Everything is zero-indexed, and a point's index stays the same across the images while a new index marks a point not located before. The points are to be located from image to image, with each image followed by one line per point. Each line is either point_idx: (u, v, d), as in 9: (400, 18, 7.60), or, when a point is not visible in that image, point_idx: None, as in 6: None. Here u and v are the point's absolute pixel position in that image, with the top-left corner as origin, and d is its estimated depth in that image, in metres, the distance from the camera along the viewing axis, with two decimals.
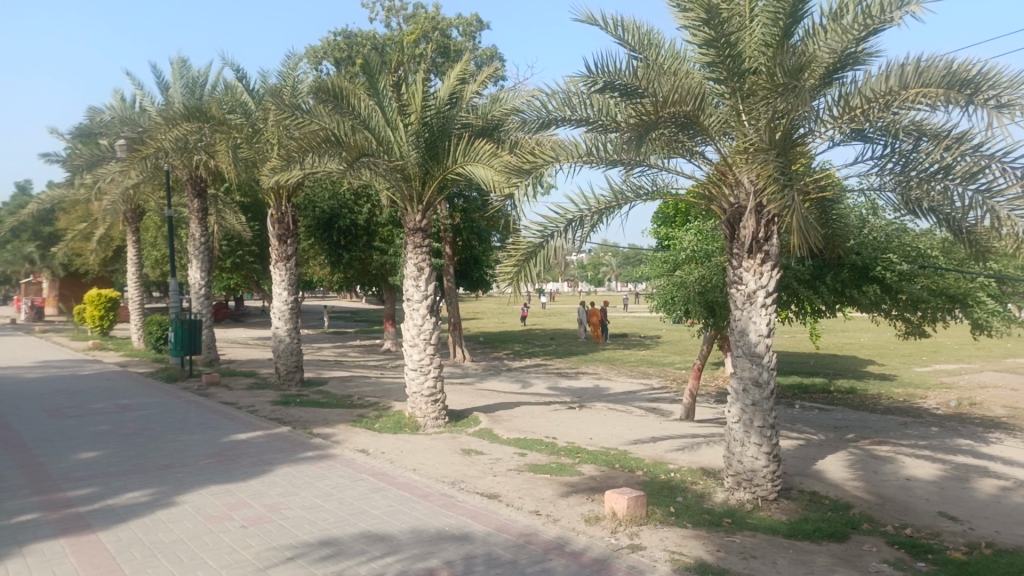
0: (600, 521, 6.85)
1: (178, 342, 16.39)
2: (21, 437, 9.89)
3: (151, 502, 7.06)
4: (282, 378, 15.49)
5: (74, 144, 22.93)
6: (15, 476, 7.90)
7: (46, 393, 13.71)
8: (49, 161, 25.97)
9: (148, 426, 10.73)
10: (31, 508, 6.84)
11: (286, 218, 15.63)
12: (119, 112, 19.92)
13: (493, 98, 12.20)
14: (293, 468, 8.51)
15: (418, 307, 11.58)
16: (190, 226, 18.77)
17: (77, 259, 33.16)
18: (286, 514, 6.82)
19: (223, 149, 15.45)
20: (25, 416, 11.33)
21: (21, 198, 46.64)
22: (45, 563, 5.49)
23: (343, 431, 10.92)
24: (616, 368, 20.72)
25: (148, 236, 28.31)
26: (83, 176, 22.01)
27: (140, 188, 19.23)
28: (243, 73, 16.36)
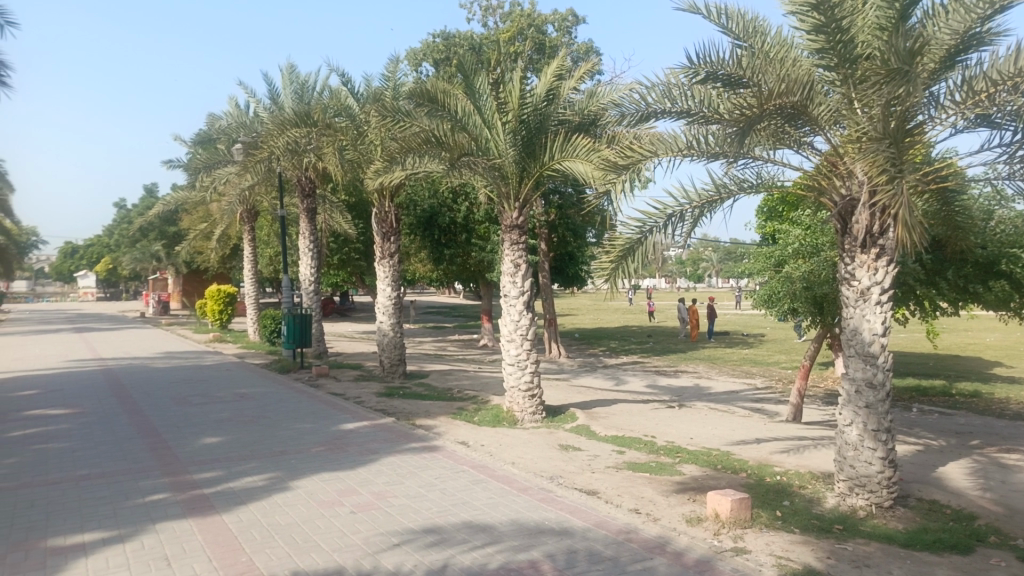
0: (702, 522, 6.73)
1: (290, 335, 17.22)
2: (152, 422, 10.68)
3: (267, 486, 7.48)
4: (386, 370, 16.02)
5: (195, 149, 24.42)
6: (148, 458, 8.54)
7: (173, 382, 14.72)
8: (172, 166, 27.80)
9: (263, 414, 11.35)
10: (162, 488, 7.39)
11: (389, 216, 16.16)
12: (234, 118, 21.08)
13: (590, 93, 12.14)
14: (398, 458, 8.80)
15: (515, 303, 11.69)
16: (300, 225, 19.67)
17: (198, 257, 35.35)
18: (392, 502, 7.06)
19: (328, 153, 16.12)
20: (154, 403, 12.21)
21: (148, 201, 50.24)
22: (175, 541, 5.92)
23: (444, 423, 11.19)
24: (717, 366, 20.20)
25: (262, 234, 29.89)
26: (203, 179, 23.48)
27: (254, 190, 20.29)
28: (347, 78, 16.97)
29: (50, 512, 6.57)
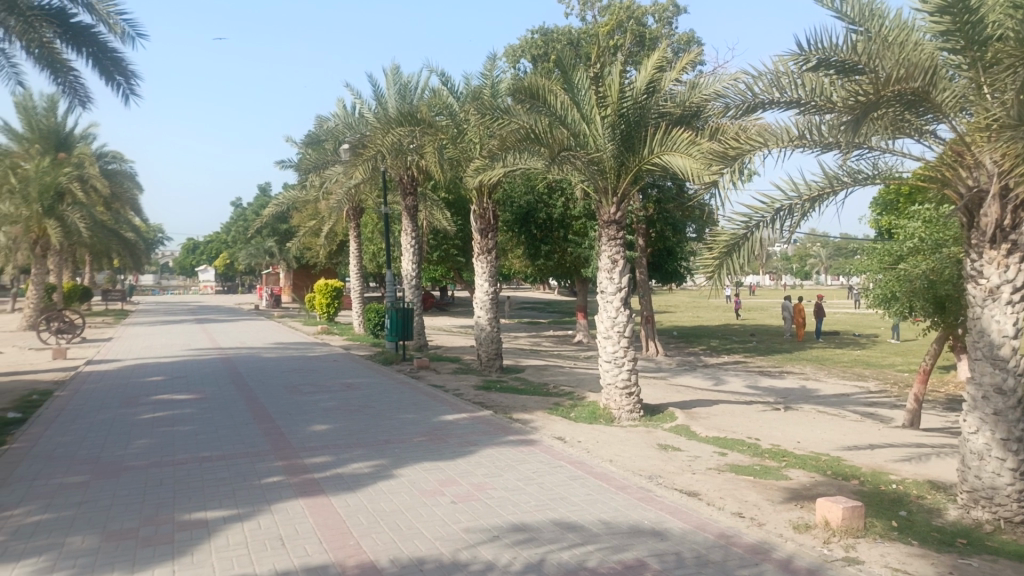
0: (811, 529, 6.46)
1: (392, 328, 17.74)
2: (266, 409, 11.27)
3: (373, 473, 7.75)
4: (483, 364, 16.24)
5: (305, 149, 25.55)
6: (263, 443, 9.02)
7: (284, 371, 15.47)
8: (284, 167, 29.20)
9: (368, 404, 11.76)
10: (276, 471, 7.78)
11: (486, 213, 16.35)
12: (342, 120, 21.90)
13: (692, 85, 11.85)
14: (496, 450, 8.90)
15: (612, 300, 11.58)
16: (402, 222, 20.22)
17: (307, 253, 36.98)
18: (491, 494, 7.16)
19: (429, 151, 16.48)
20: (268, 391, 12.88)
21: (261, 200, 52.97)
22: (289, 522, 6.23)
23: (541, 418, 11.24)
24: (826, 368, 19.33)
25: (366, 230, 30.95)
26: (312, 178, 24.53)
27: (360, 188, 21.00)
28: (448, 77, 17.30)
29: (177, 490, 7.04)
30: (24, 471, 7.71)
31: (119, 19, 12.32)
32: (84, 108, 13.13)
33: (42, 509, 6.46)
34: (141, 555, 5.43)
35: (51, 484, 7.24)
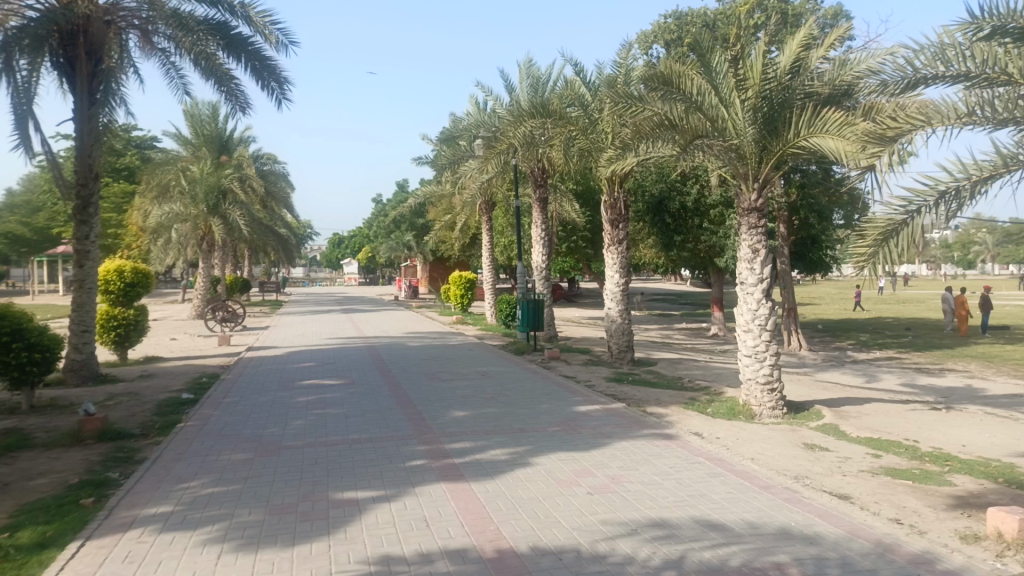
0: (980, 541, 5.92)
1: (524, 319, 17.95)
2: (408, 395, 11.76)
3: (510, 461, 7.89)
4: (615, 356, 16.06)
5: (440, 146, 26.32)
6: (406, 427, 9.41)
7: (423, 360, 16.06)
8: (420, 163, 30.28)
9: (503, 393, 11.98)
10: (419, 455, 8.10)
11: (618, 203, 16.14)
12: (475, 116, 22.37)
13: (840, 63, 11.18)
14: (632, 443, 8.79)
15: (753, 292, 11.12)
16: (533, 214, 20.35)
17: (442, 246, 38.16)
18: (628, 487, 7.09)
19: (560, 142, 16.51)
20: (409, 378, 13.43)
21: (400, 195, 55.21)
22: (432, 504, 6.47)
23: (676, 412, 10.99)
24: (995, 366, 17.62)
25: (498, 223, 31.50)
26: (447, 173, 25.26)
27: (492, 182, 21.33)
28: (580, 67, 17.20)
29: (330, 470, 7.49)
30: (198, 447, 8.47)
31: (273, 28, 13.21)
32: (242, 113, 14.16)
33: (214, 482, 7.08)
34: (300, 530, 5.82)
35: (221, 459, 7.92)
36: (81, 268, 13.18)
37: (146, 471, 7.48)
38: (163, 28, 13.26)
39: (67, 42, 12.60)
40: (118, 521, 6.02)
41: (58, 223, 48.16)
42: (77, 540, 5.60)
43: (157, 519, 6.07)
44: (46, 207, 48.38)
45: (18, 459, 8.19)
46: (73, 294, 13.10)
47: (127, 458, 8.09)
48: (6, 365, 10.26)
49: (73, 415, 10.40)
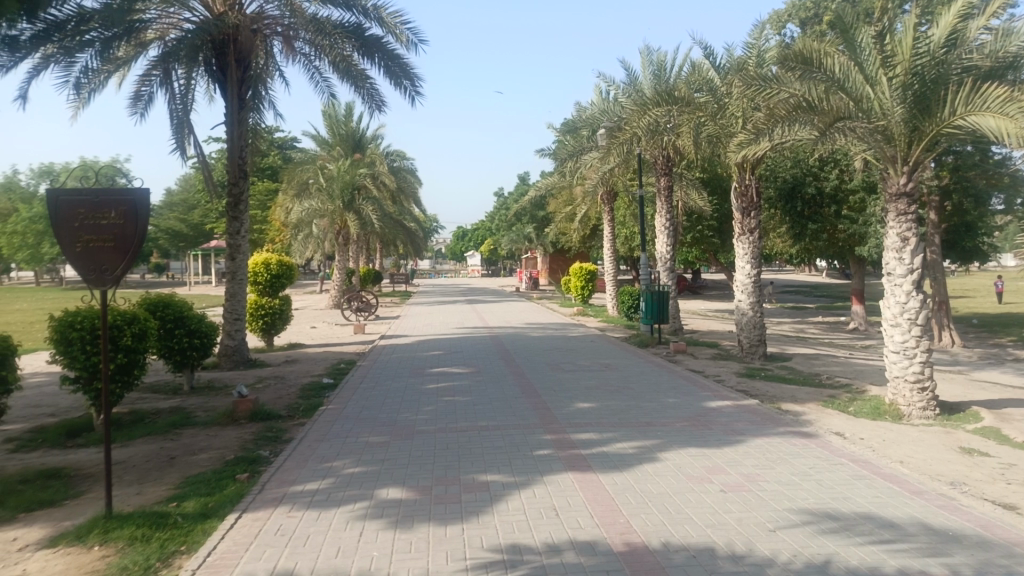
0: None
1: (648, 311, 17.65)
2: (534, 385, 11.87)
3: (638, 454, 7.78)
4: (745, 351, 15.46)
5: (563, 137, 26.32)
6: (532, 417, 9.50)
7: (547, 350, 16.16)
8: (543, 155, 30.43)
9: (629, 385, 11.83)
10: (546, 444, 8.16)
11: (749, 191, 15.48)
12: (598, 105, 22.17)
13: (1004, 33, 10.17)
14: (766, 441, 8.43)
15: (901, 283, 10.39)
16: (658, 203, 19.93)
17: (563, 238, 38.17)
18: (764, 486, 6.81)
19: (688, 129, 16.04)
20: (534, 368, 13.55)
21: (521, 188, 55.73)
22: (561, 493, 6.50)
23: (814, 410, 10.43)
24: None
25: (620, 214, 31.15)
26: (569, 165, 25.24)
27: (615, 172, 21.09)
28: (709, 51, 16.62)
29: (460, 455, 7.68)
30: (338, 429, 8.95)
31: (404, 28, 13.64)
32: (376, 112, 14.74)
33: (355, 463, 7.45)
34: (434, 512, 6.01)
35: (360, 441, 8.32)
36: (233, 261, 14.18)
37: (293, 450, 7.99)
38: (304, 33, 13.99)
39: (219, 51, 13.54)
40: (270, 496, 6.46)
41: (211, 220, 52.45)
42: (235, 512, 6.05)
43: (304, 495, 6.46)
44: (200, 205, 52.77)
45: (182, 435, 8.95)
46: (226, 285, 14.13)
47: (275, 438, 8.66)
48: (171, 350, 11.24)
49: (227, 397, 11.25)
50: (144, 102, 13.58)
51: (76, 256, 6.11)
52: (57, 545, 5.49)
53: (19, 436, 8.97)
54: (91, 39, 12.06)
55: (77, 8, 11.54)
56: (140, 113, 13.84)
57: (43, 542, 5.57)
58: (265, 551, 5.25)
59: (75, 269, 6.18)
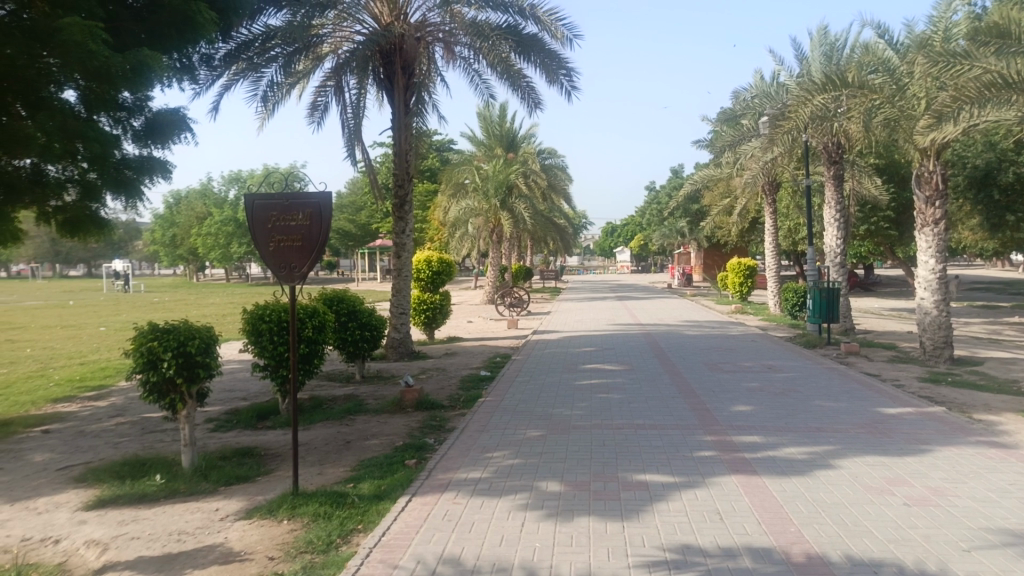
0: None
1: (816, 309, 16.63)
2: (691, 384, 11.56)
3: (808, 460, 7.36)
4: (928, 354, 14.16)
5: (721, 127, 25.44)
6: (691, 417, 9.25)
7: (704, 349, 15.68)
8: (700, 146, 29.61)
9: (795, 388, 11.21)
10: (707, 445, 7.91)
11: (933, 178, 14.16)
12: (759, 92, 21.22)
13: None
14: (957, 452, 7.67)
15: None
16: (826, 194, 18.75)
17: (720, 232, 36.84)
18: (955, 501, 6.20)
19: (861, 114, 14.96)
20: (691, 367, 13.19)
21: (675, 181, 54.39)
22: (724, 497, 6.27)
23: (1013, 421, 9.35)
24: None
25: (783, 206, 29.60)
26: (728, 156, 24.35)
27: (778, 162, 20.07)
28: (885, 28, 15.39)
29: (618, 453, 7.63)
30: (497, 421, 9.19)
31: (559, 25, 13.72)
32: (533, 111, 14.95)
33: (514, 455, 7.61)
34: (594, 507, 6.01)
35: (519, 434, 8.49)
36: (399, 258, 14.90)
37: (456, 439, 8.30)
38: (463, 37, 14.45)
39: (386, 60, 14.32)
40: (437, 482, 6.75)
41: (376, 220, 55.76)
42: (405, 495, 6.38)
43: (468, 483, 6.69)
44: (365, 206, 56.24)
45: (356, 421, 9.57)
46: (392, 281, 14.90)
47: (439, 427, 9.04)
48: (346, 341, 12.07)
49: (394, 387, 11.89)
50: (320, 111, 14.57)
51: (269, 255, 6.70)
52: (252, 517, 6.06)
53: (217, 417, 9.99)
54: (275, 55, 13.20)
55: (263, 27, 12.80)
56: (316, 121, 14.89)
57: (241, 513, 6.18)
58: (434, 535, 5.49)
59: (269, 268, 6.76)
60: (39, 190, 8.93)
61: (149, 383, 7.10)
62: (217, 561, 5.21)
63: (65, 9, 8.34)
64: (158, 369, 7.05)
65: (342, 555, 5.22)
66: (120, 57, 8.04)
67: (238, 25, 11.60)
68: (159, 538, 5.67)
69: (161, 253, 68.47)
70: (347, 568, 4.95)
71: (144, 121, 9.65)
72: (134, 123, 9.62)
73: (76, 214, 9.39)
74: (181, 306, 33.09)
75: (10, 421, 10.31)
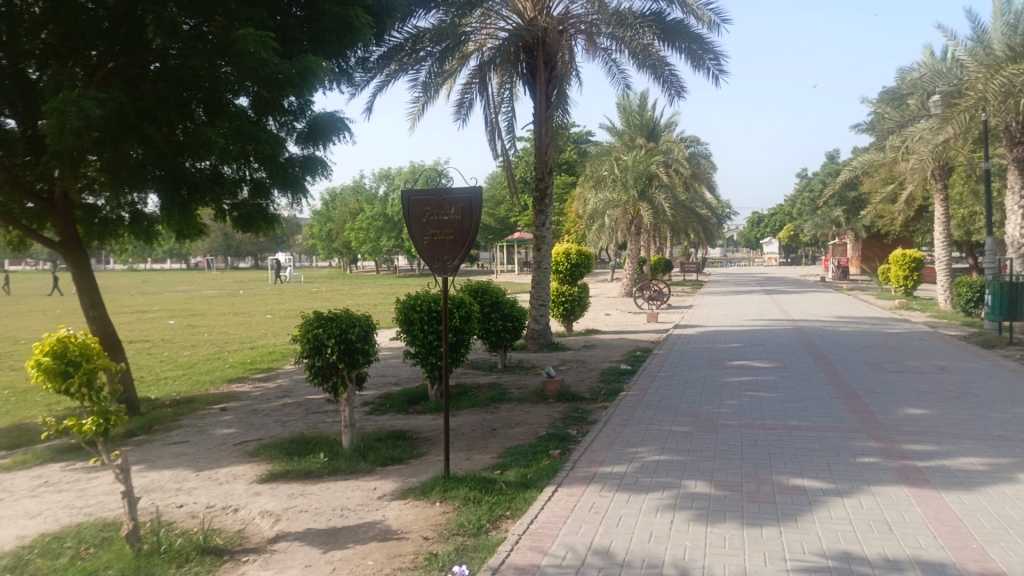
0: None
1: (995, 306, 15.09)
2: (850, 384, 10.86)
3: (991, 472, 6.69)
4: None
5: (883, 108, 23.63)
6: (853, 419, 8.68)
7: (864, 347, 14.66)
8: (859, 129, 27.70)
9: (972, 392, 10.23)
10: (870, 451, 7.39)
11: None
12: (930, 68, 19.50)
13: None
14: None
15: None
16: (1008, 178, 16.93)
17: (881, 221, 34.25)
18: None
19: None
20: (849, 366, 12.39)
21: (829, 167, 51.11)
22: (894, 507, 5.82)
23: None
24: None
25: (955, 191, 27.06)
26: (892, 139, 22.59)
27: (951, 144, 18.35)
28: None
29: (771, 454, 7.28)
30: (642, 415, 9.06)
31: (707, 9, 13.26)
32: (677, 99, 14.53)
33: (661, 450, 7.48)
34: (748, 510, 5.77)
35: (665, 430, 8.32)
36: (539, 251, 15.01)
37: (600, 432, 8.26)
38: (606, 28, 14.31)
39: (530, 54, 14.44)
40: (582, 474, 6.76)
41: (516, 213, 56.58)
42: (551, 485, 6.44)
43: (614, 477, 6.65)
44: (505, 200, 57.17)
45: (501, 409, 9.78)
46: (532, 273, 15.04)
47: (582, 418, 9.05)
48: (489, 331, 12.36)
49: (536, 377, 12.03)
50: (465, 108, 14.95)
51: (425, 248, 6.97)
52: (408, 497, 6.34)
53: (373, 401, 10.56)
54: (425, 55, 13.59)
55: (414, 29, 13.33)
56: (462, 118, 15.30)
57: (397, 493, 6.49)
58: (581, 526, 5.50)
59: (425, 260, 7.03)
60: (218, 189, 9.79)
61: (315, 368, 7.60)
62: (377, 537, 5.49)
63: (240, 21, 9.04)
64: (323, 354, 7.53)
65: (492, 540, 5.34)
66: (287, 64, 8.61)
67: (390, 28, 12.12)
68: (325, 512, 6.07)
69: (317, 247, 73.24)
70: (498, 552, 5.07)
71: (306, 123, 10.30)
72: (298, 125, 10.29)
73: (248, 211, 10.47)
74: (336, 297, 35.24)
75: (194, 399, 11.41)
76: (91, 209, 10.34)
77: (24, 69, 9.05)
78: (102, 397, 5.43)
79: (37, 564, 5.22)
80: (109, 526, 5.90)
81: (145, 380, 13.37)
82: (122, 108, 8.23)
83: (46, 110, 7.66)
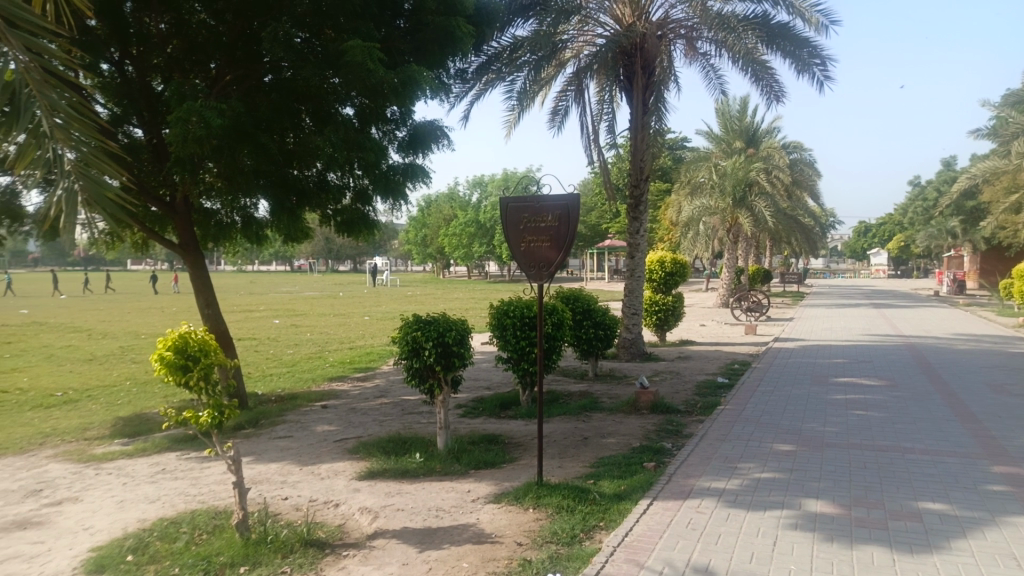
0: None
1: None
2: (969, 406, 10.14)
3: None
4: None
5: (1008, 112, 22.06)
6: (972, 444, 8.09)
7: (983, 367, 13.67)
8: (979, 135, 25.96)
9: None
10: (994, 479, 6.86)
11: None
12: None
13: None
14: None
15: None
16: None
17: (1004, 232, 31.92)
18: None
19: None
20: (967, 387, 11.57)
21: (946, 175, 48.07)
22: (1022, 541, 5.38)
23: None
24: None
25: None
26: (1018, 145, 21.03)
27: None
28: None
29: (883, 478, 6.88)
30: (740, 431, 8.76)
31: (815, 10, 12.78)
32: (778, 104, 14.03)
33: (762, 468, 7.20)
34: (857, 536, 5.46)
35: (765, 447, 8.01)
36: (632, 259, 14.81)
37: (696, 446, 8.04)
38: (707, 32, 14.02)
39: (629, 60, 14.29)
40: (679, 488, 6.59)
41: (609, 220, 56.11)
42: (646, 498, 6.31)
43: (712, 493, 6.44)
44: (598, 207, 56.87)
45: (593, 418, 9.70)
46: (625, 282, 14.86)
47: (677, 431, 8.85)
48: (580, 339, 12.28)
49: (629, 387, 11.86)
50: (560, 115, 14.96)
51: (521, 253, 7.01)
52: (501, 501, 6.37)
53: (466, 404, 10.68)
54: (524, 63, 13.57)
55: (512, 37, 13.44)
56: (557, 125, 15.31)
57: (491, 497, 6.53)
58: (679, 542, 5.35)
59: (520, 266, 7.08)
60: (323, 196, 10.18)
61: (412, 369, 7.76)
62: (471, 540, 5.54)
63: (349, 33, 9.38)
64: (420, 356, 7.68)
65: (586, 550, 5.28)
66: (391, 73, 8.86)
67: (489, 38, 12.26)
68: (420, 512, 6.17)
69: (413, 252, 75.09)
70: (593, 563, 5.01)
71: (408, 131, 10.57)
72: (399, 134, 10.57)
73: (351, 216, 10.81)
74: (429, 300, 36.00)
75: (297, 395, 11.90)
76: (208, 213, 10.97)
77: (151, 81, 9.80)
78: (217, 392, 5.77)
79: (157, 546, 5.56)
80: (220, 514, 6.21)
81: (252, 376, 14.05)
82: (239, 117, 8.68)
83: (172, 120, 8.19)
